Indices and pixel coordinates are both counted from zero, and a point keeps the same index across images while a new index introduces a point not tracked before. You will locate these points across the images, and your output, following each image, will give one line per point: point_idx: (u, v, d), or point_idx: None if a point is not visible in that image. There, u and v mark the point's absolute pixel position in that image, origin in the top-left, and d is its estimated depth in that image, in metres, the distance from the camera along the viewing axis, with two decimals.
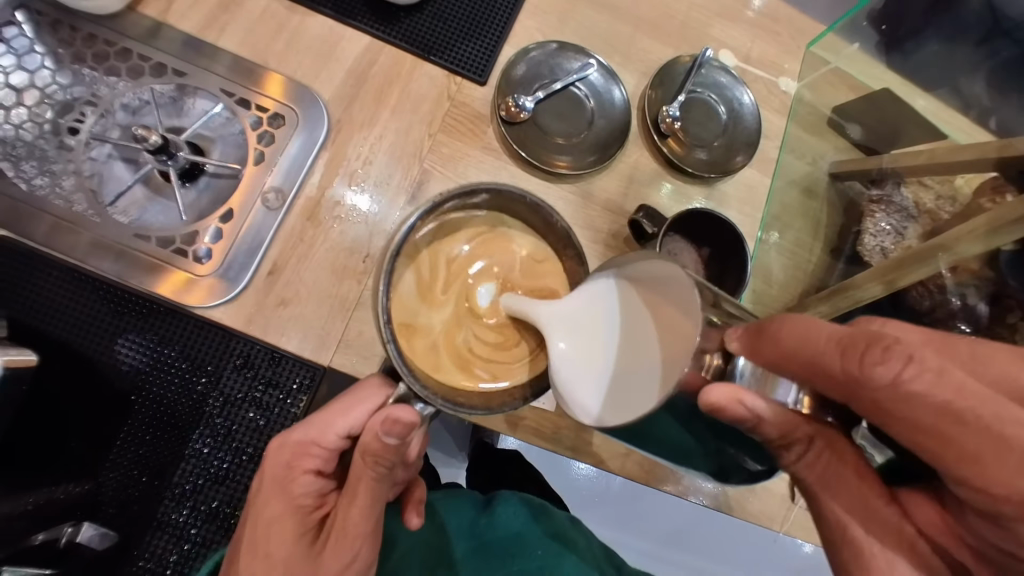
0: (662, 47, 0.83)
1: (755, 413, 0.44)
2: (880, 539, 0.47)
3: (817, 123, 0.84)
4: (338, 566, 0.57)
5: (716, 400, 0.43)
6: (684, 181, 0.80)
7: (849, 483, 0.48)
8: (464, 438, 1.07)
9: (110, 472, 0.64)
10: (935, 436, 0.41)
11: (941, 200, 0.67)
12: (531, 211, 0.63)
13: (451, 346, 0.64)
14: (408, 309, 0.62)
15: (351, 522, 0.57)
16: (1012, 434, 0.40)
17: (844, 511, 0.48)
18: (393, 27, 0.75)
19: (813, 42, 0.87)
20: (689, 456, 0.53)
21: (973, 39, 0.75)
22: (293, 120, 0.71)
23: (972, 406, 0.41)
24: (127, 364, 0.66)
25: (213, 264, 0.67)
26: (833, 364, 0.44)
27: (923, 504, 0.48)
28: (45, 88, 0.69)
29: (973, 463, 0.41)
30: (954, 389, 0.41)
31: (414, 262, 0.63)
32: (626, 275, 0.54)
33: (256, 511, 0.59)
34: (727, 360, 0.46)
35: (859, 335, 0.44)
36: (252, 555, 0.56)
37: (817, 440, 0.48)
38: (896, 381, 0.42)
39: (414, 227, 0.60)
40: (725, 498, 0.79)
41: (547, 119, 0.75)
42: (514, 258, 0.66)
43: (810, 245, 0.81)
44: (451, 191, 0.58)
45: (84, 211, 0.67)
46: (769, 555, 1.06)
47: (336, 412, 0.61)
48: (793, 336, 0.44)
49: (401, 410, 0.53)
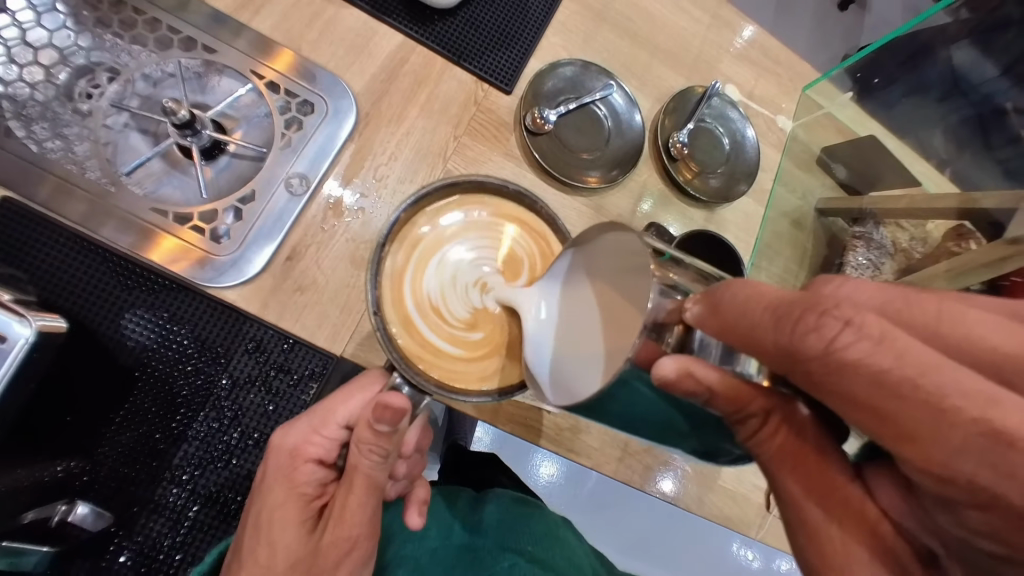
0: (675, 75, 0.88)
1: (707, 386, 0.43)
2: (841, 528, 0.46)
3: (808, 162, 0.90)
4: (337, 555, 0.54)
5: (667, 374, 0.42)
6: (688, 204, 0.85)
7: (807, 463, 0.47)
8: (438, 441, 1.08)
9: (107, 450, 0.63)
10: (870, 411, 0.39)
11: (914, 241, 0.77)
12: (518, 199, 0.66)
13: (500, 347, 0.63)
14: (416, 340, 0.62)
15: (349, 511, 0.55)
16: (953, 405, 0.37)
17: (801, 491, 0.47)
18: (428, 29, 0.77)
19: (809, 84, 0.92)
20: (672, 435, 0.49)
21: (935, 95, 0.83)
22: (322, 108, 0.72)
23: (910, 376, 0.38)
24: (134, 340, 0.65)
25: (231, 245, 0.66)
26: (766, 337, 0.42)
27: (885, 485, 0.46)
28: (64, 50, 0.67)
29: (909, 442, 0.38)
30: (893, 355, 0.39)
31: (398, 242, 0.63)
32: (588, 263, 0.56)
33: (261, 499, 0.57)
34: (688, 330, 0.45)
35: (797, 302, 0.42)
36: (256, 540, 0.54)
37: (775, 414, 0.45)
38: (830, 349, 0.40)
39: (400, 219, 0.62)
40: (707, 505, 0.84)
41: (568, 133, 0.78)
42: (513, 241, 0.66)
43: (796, 271, 0.87)
44: (436, 183, 0.62)
45: (98, 179, 0.65)
46: (716, 562, 1.14)
47: (332, 402, 0.58)
48: (731, 307, 0.42)
49: (393, 396, 0.51)
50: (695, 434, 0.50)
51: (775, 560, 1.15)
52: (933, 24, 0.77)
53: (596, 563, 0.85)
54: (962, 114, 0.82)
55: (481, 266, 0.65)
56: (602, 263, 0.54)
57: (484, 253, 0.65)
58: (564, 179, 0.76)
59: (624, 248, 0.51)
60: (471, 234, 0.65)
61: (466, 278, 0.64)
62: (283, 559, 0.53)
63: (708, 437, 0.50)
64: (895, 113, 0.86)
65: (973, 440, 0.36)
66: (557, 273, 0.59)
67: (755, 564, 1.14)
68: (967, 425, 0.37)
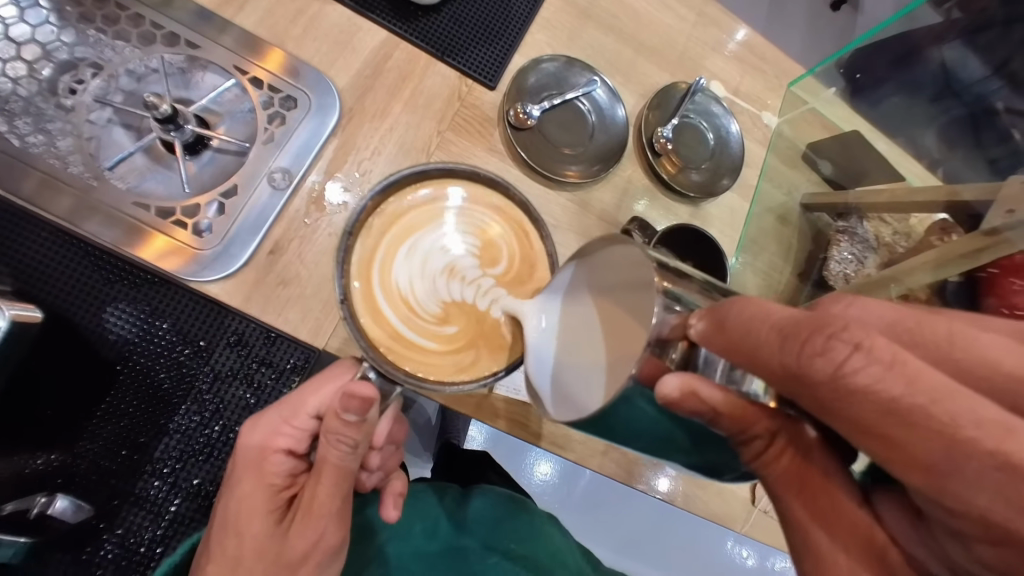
0: (660, 72, 0.89)
1: (711, 407, 0.42)
2: (848, 555, 0.44)
3: (794, 157, 0.91)
4: (305, 546, 0.54)
5: (670, 394, 0.41)
6: (674, 199, 0.85)
7: (814, 486, 0.45)
8: (431, 438, 1.06)
9: (88, 443, 0.63)
10: (880, 438, 0.37)
11: (897, 235, 0.76)
12: (491, 186, 0.67)
13: (481, 338, 0.64)
14: (385, 331, 0.62)
15: (318, 500, 0.55)
16: (968, 436, 0.35)
17: (807, 516, 0.45)
18: (412, 25, 0.78)
19: (793, 82, 0.93)
20: (675, 453, 0.49)
21: (928, 95, 0.83)
22: (306, 104, 0.72)
23: (921, 403, 0.36)
24: (115, 334, 0.65)
25: (213, 239, 0.66)
26: (772, 358, 0.39)
27: (892, 509, 0.44)
28: (47, 46, 0.68)
29: (923, 472, 0.36)
30: (905, 381, 0.36)
31: (364, 227, 0.64)
32: (587, 268, 0.57)
33: (229, 491, 0.57)
34: (693, 347, 0.43)
35: (805, 321, 0.39)
36: (224, 531, 0.54)
37: (780, 436, 0.44)
38: (838, 374, 0.37)
39: (367, 208, 0.63)
40: (693, 499, 0.84)
41: (552, 129, 0.79)
42: (489, 229, 0.66)
43: (782, 267, 0.88)
44: (405, 170, 0.63)
45: (80, 173, 0.65)
46: (711, 562, 1.14)
47: (303, 391, 0.59)
48: (738, 323, 0.40)
49: (359, 385, 0.52)
50: (701, 453, 0.49)
51: (769, 558, 1.16)
52: (924, 23, 0.80)
53: (583, 561, 0.85)
54: (953, 114, 0.80)
55: (458, 255, 0.65)
56: (605, 277, 0.55)
57: (460, 242, 0.66)
58: (549, 175, 0.77)
59: (629, 259, 0.51)
60: (446, 224, 0.65)
61: (439, 271, 0.65)
62: (251, 547, 0.53)
63: (712, 455, 0.49)
64: (882, 109, 0.85)
65: (988, 474, 0.35)
66: (559, 279, 0.59)
67: (749, 561, 1.15)
68: (984, 458, 0.35)
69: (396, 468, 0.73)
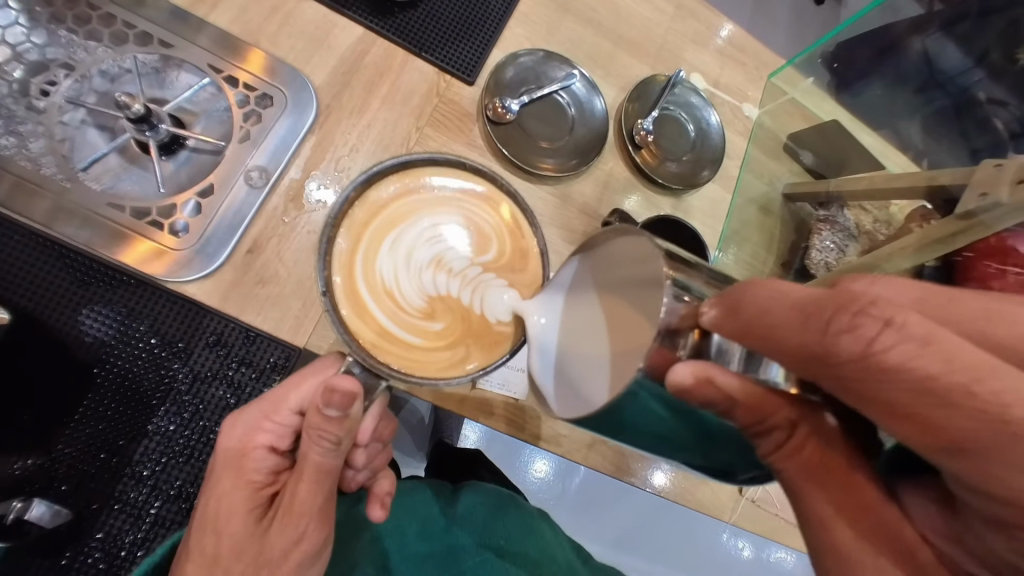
0: (640, 64, 0.89)
1: (727, 394, 0.40)
2: (876, 552, 0.41)
3: (775, 148, 0.91)
4: (286, 545, 0.54)
5: (682, 382, 0.39)
6: (655, 191, 0.85)
7: (835, 479, 0.43)
8: (424, 438, 1.06)
9: (65, 446, 0.63)
10: (917, 420, 0.36)
11: (878, 223, 0.76)
12: (477, 175, 0.67)
13: (469, 334, 0.63)
14: (370, 327, 0.61)
15: (298, 499, 0.54)
16: (1016, 416, 0.34)
17: (832, 511, 0.43)
18: (389, 22, 0.77)
19: (774, 74, 0.94)
20: (683, 449, 0.47)
21: (911, 88, 0.80)
22: (282, 101, 0.71)
23: (963, 381, 0.35)
24: (91, 336, 0.64)
25: (190, 238, 0.66)
26: (792, 338, 0.39)
27: (922, 505, 0.43)
28: (17, 46, 0.67)
29: (959, 454, 0.36)
30: (942, 358, 0.36)
31: (348, 219, 0.63)
32: (590, 261, 0.55)
33: (208, 488, 0.56)
34: (704, 336, 0.41)
35: (826, 300, 0.39)
36: (201, 531, 0.53)
37: (801, 426, 0.42)
38: (869, 350, 0.36)
39: (347, 201, 0.62)
40: (680, 491, 0.84)
41: (531, 122, 0.79)
42: (483, 221, 0.66)
43: (764, 257, 0.88)
44: (390, 160, 0.63)
45: (52, 174, 0.65)
46: (707, 554, 1.14)
47: (286, 387, 0.58)
48: (751, 304, 0.39)
49: (341, 380, 0.51)
50: (710, 450, 0.48)
51: (767, 550, 1.15)
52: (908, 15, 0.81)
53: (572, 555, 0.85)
54: (937, 105, 0.77)
55: (447, 247, 0.65)
56: (606, 271, 0.53)
57: (448, 234, 0.65)
58: (524, 167, 0.77)
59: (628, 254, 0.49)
60: (433, 216, 0.65)
61: (424, 263, 0.64)
62: (228, 546, 0.53)
63: (719, 453, 0.48)
64: (863, 99, 0.83)
65: None
66: (567, 271, 0.58)
67: (745, 552, 1.14)
68: None
69: (382, 466, 0.73)
